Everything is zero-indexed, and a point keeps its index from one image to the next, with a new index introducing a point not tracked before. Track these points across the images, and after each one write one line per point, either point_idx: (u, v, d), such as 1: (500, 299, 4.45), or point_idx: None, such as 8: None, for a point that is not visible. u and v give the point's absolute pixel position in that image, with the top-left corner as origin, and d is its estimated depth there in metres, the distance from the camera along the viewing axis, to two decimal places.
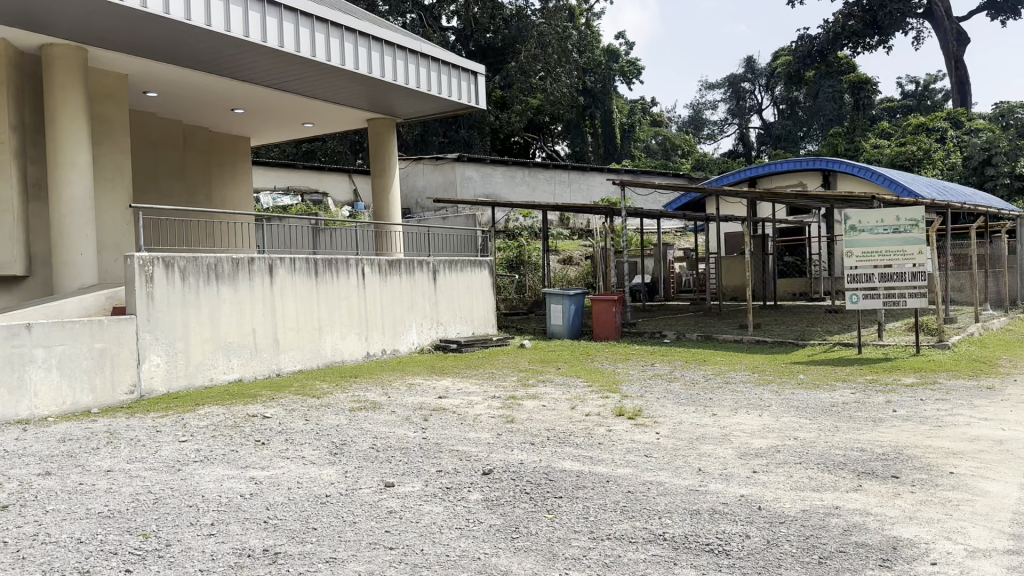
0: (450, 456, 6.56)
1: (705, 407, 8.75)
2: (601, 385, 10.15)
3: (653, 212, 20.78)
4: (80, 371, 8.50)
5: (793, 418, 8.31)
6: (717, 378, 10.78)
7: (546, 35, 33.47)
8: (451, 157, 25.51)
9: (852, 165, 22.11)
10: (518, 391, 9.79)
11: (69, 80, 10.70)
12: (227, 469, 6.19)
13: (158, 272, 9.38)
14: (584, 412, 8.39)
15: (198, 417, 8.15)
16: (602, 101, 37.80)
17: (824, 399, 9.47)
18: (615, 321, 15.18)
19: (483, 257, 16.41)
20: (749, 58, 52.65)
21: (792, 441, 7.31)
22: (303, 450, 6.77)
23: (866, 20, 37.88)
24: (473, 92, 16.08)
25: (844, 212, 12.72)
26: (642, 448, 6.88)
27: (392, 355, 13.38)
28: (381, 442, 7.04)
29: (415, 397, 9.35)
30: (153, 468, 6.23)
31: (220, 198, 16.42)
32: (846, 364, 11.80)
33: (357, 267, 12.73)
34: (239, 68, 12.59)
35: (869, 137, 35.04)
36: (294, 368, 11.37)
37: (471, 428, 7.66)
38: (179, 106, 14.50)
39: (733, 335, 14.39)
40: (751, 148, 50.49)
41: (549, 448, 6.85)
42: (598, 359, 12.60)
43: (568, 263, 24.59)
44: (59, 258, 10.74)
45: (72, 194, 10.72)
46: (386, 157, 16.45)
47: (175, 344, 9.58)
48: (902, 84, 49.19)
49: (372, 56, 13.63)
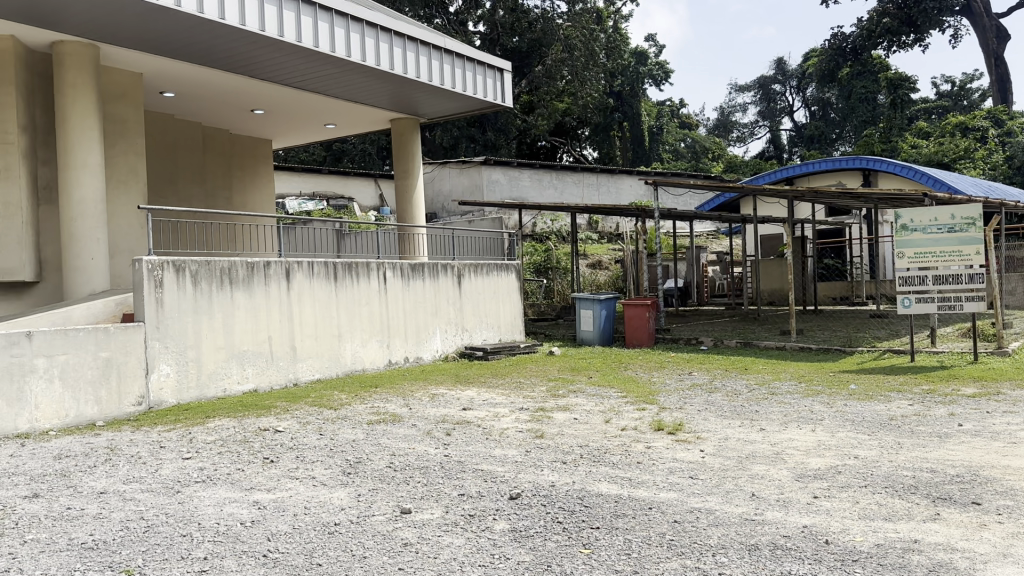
0: (473, 476, 5.95)
1: (751, 421, 8.06)
2: (637, 395, 9.49)
3: (687, 215, 20.00)
4: (84, 383, 8.04)
5: (850, 434, 7.58)
6: (761, 388, 10.03)
7: (571, 38, 32.84)
8: (477, 160, 24.87)
9: (894, 164, 21.23)
10: (547, 402, 9.16)
11: (79, 78, 10.29)
12: (230, 492, 5.63)
13: (169, 276, 8.89)
14: (620, 426, 7.75)
15: (207, 431, 7.64)
16: (629, 105, 37.06)
17: (881, 411, 8.72)
18: (649, 329, 14.51)
19: (511, 260, 15.80)
20: (780, 59, 51.44)
21: (852, 460, 6.61)
22: (314, 470, 6.19)
23: (901, 17, 36.76)
24: (499, 90, 15.49)
25: (894, 210, 11.94)
26: (686, 468, 6.21)
27: (415, 362, 12.83)
28: (399, 461, 6.45)
29: (438, 409, 8.75)
30: (151, 490, 5.69)
31: (240, 202, 16.01)
32: (899, 373, 11.03)
33: (378, 271, 12.19)
34: (257, 65, 12.11)
35: (907, 136, 33.96)
36: (312, 378, 10.85)
37: (497, 444, 7.04)
38: (197, 107, 14.08)
39: (775, 342, 13.65)
40: (782, 149, 49.39)
41: (582, 467, 6.21)
42: (632, 367, 11.94)
43: (597, 267, 23.94)
44: (69, 263, 10.34)
45: (83, 197, 10.31)
46: (410, 158, 15.90)
47: (187, 353, 9.09)
48: (938, 84, 47.89)
49: (394, 52, 13.08)
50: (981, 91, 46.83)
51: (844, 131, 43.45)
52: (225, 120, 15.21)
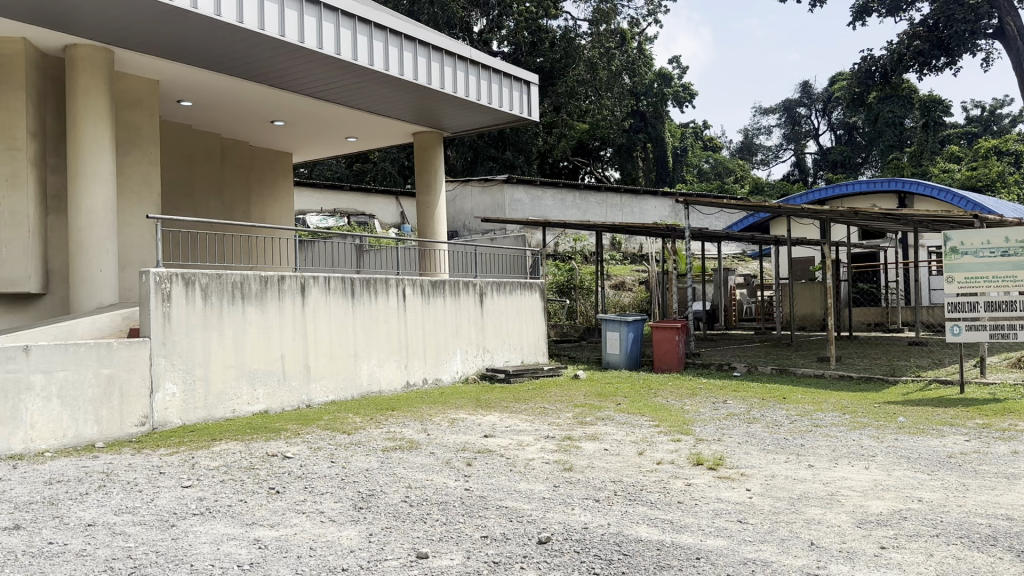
0: (497, 515, 5.38)
1: (798, 457, 7.45)
2: (670, 424, 8.90)
3: (719, 235, 19.30)
4: (83, 402, 7.58)
5: (907, 473, 6.92)
6: (803, 420, 9.36)
7: (594, 58, 32.42)
8: (500, 178, 24.41)
9: (930, 187, 20.63)
10: (574, 430, 8.56)
11: (92, 82, 9.97)
12: (230, 528, 5.10)
13: (177, 290, 8.44)
14: (654, 460, 7.14)
15: (211, 456, 7.13)
16: (653, 125, 36.46)
17: (936, 448, 8.02)
18: (679, 352, 13.90)
19: (534, 279, 15.23)
20: (805, 83, 50.66)
21: (916, 503, 5.96)
22: (323, 504, 5.63)
23: (932, 40, 33.54)
24: (525, 102, 15.04)
25: (943, 232, 11.22)
26: (732, 510, 5.61)
27: (434, 384, 12.29)
28: (416, 494, 5.88)
29: (457, 436, 8.19)
30: (143, 523, 5.18)
31: (259, 216, 15.66)
32: (949, 405, 10.29)
33: (397, 287, 11.68)
34: (278, 74, 11.76)
35: (938, 162, 33.03)
36: (326, 399, 10.34)
37: (522, 477, 6.45)
38: (217, 117, 13.76)
39: (812, 370, 12.99)
40: (807, 173, 48.55)
41: (618, 507, 5.62)
42: (662, 394, 11.29)
43: (621, 288, 23.37)
44: (76, 275, 9.94)
45: (93, 206, 9.95)
46: (432, 173, 15.46)
47: (194, 371, 8.61)
48: (967, 109, 47.10)
49: (418, 61, 12.70)
50: (1012, 116, 45.64)
51: (871, 156, 42.55)
52: (245, 132, 14.88)
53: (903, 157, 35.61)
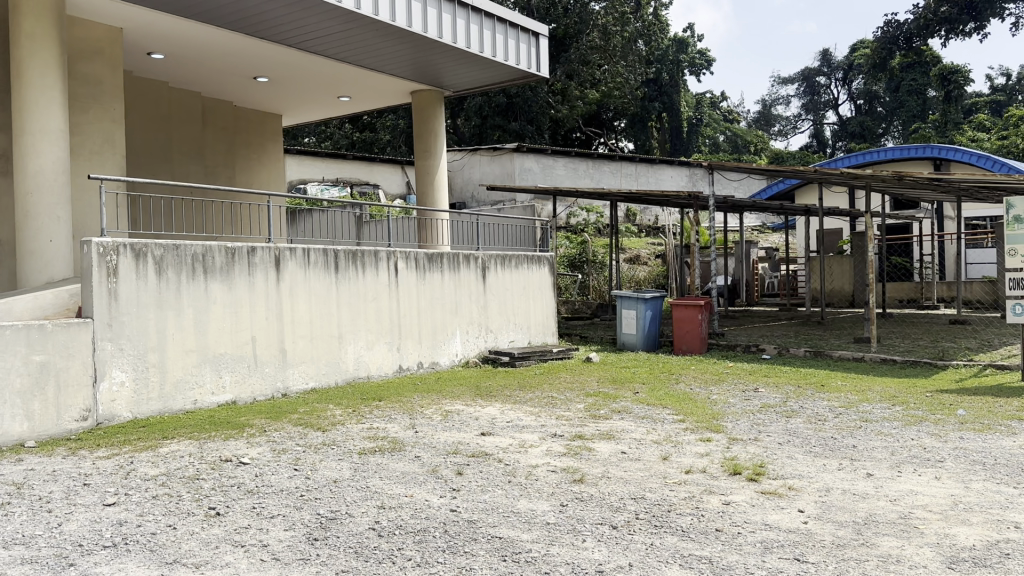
0: (487, 551, 4.22)
1: (852, 462, 6.27)
2: (696, 419, 7.70)
3: (744, 205, 17.83)
4: (10, 394, 6.48)
5: (989, 486, 5.66)
6: (850, 413, 8.17)
7: (607, 24, 30.88)
8: (510, 147, 22.96)
9: (969, 152, 19.05)
10: (587, 427, 7.37)
11: (37, 26, 8.74)
12: (141, 570, 3.95)
13: (126, 263, 7.30)
14: (682, 468, 5.96)
15: (155, 461, 5.98)
16: (669, 94, 34.90)
17: (1013, 449, 6.74)
18: (701, 333, 12.67)
19: (544, 252, 13.96)
20: (825, 51, 48.64)
21: (1015, 531, 4.71)
22: (268, 534, 4.47)
23: (963, 4, 30.88)
24: (534, 57, 13.67)
25: (1006, 198, 9.63)
26: (786, 543, 4.44)
27: (430, 368, 11.16)
28: (389, 518, 4.73)
29: (450, 435, 7.01)
30: (34, 562, 4.06)
31: (244, 181, 14.48)
32: (1011, 394, 8.99)
33: (388, 261, 10.47)
34: (254, 20, 10.49)
35: (965, 131, 31.41)
36: (305, 386, 9.22)
37: (522, 493, 5.27)
38: (194, 72, 12.53)
39: (851, 352, 11.75)
40: (826, 145, 46.76)
41: (639, 538, 4.45)
42: (684, 380, 10.13)
43: (635, 262, 22.05)
44: (24, 246, 8.79)
45: (40, 166, 8.78)
46: (432, 135, 14.15)
47: (147, 356, 7.48)
48: (990, 79, 45.14)
49: (413, 7, 11.40)
50: None
51: (891, 125, 40.62)
52: (228, 91, 13.65)
53: (927, 126, 33.89)
